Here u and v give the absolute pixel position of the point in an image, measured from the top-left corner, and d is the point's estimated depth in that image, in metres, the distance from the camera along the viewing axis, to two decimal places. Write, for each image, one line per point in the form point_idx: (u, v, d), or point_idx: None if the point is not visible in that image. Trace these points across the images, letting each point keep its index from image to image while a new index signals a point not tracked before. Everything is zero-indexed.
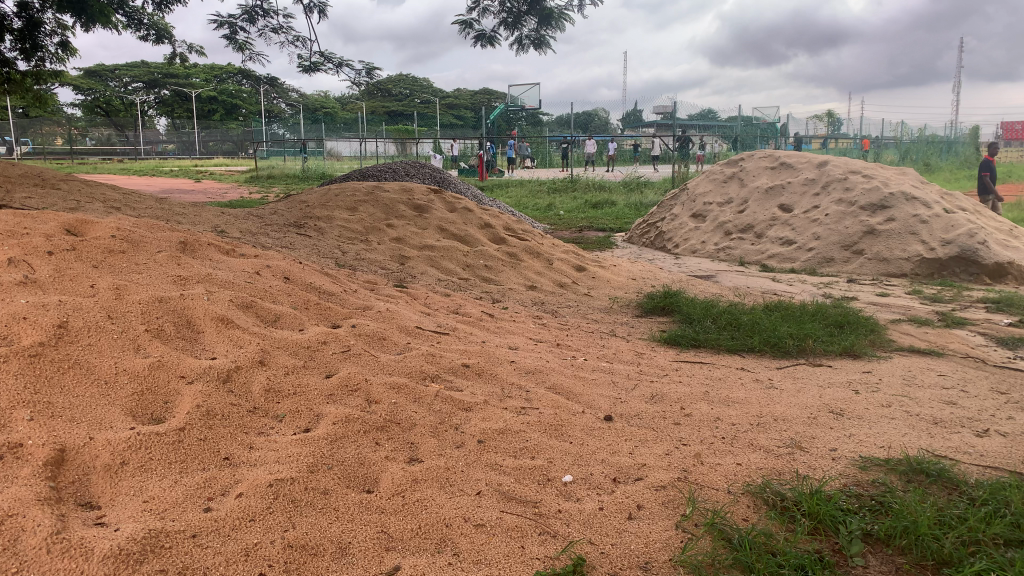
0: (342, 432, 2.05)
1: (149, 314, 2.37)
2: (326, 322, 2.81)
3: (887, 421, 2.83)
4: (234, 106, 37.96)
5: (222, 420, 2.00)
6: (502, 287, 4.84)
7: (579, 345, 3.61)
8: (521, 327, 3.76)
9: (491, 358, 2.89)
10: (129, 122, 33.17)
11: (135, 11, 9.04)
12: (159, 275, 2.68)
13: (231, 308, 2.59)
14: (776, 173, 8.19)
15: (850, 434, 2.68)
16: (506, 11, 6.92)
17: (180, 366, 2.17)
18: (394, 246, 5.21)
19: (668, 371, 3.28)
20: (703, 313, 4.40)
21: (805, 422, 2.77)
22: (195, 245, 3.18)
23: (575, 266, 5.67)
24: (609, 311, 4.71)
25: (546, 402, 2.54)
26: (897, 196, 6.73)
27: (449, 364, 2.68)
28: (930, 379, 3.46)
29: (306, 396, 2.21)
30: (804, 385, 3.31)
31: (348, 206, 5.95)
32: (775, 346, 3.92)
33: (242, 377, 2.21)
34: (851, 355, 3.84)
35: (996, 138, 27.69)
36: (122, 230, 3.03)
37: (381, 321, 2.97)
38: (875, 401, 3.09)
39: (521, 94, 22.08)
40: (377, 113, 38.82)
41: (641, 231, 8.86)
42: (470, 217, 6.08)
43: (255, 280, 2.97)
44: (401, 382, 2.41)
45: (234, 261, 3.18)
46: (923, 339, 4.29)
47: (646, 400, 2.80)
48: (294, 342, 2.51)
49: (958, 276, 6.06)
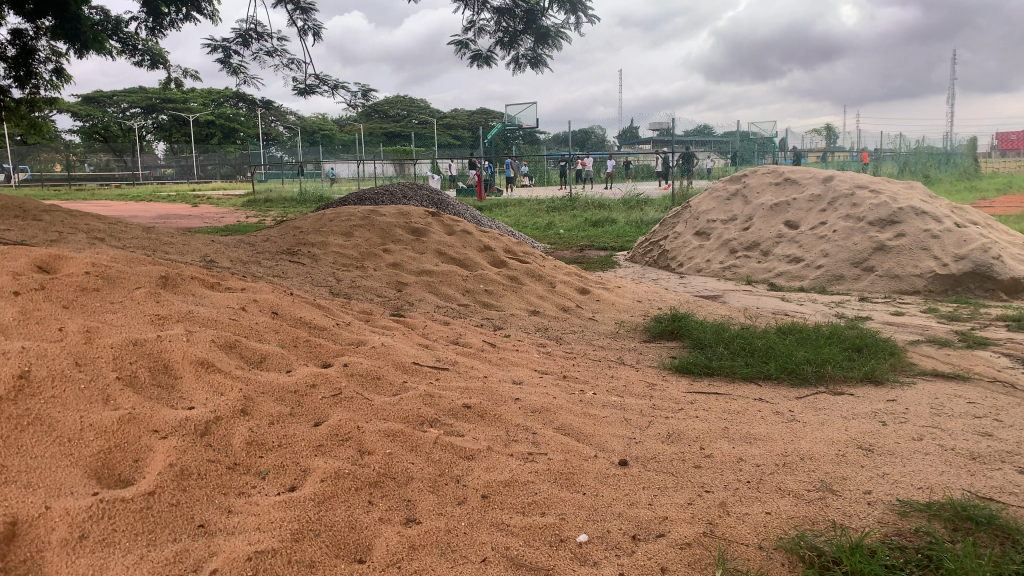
0: (332, 490, 1.85)
1: (121, 360, 2.17)
2: (315, 362, 2.61)
3: (921, 458, 2.63)
4: (231, 131, 38.02)
5: (198, 480, 1.80)
6: (504, 313, 4.65)
7: (587, 376, 3.41)
8: (524, 358, 3.56)
9: (494, 396, 2.69)
10: (127, 147, 33.15)
11: (129, 36, 8.91)
12: (135, 315, 2.48)
13: (213, 350, 2.40)
14: (780, 189, 8.02)
15: (884, 473, 2.48)
16: (502, 30, 6.80)
17: (152, 419, 1.97)
18: (391, 272, 5.02)
19: (682, 405, 3.08)
20: (714, 338, 4.22)
21: (834, 461, 2.57)
22: (177, 280, 2.99)
23: (579, 289, 5.48)
24: (615, 336, 4.51)
25: (555, 446, 2.34)
26: (907, 211, 6.56)
27: (449, 406, 2.48)
28: (960, 407, 3.26)
29: (293, 450, 2.01)
30: (827, 416, 3.11)
31: (343, 231, 5.77)
32: (793, 374, 3.72)
33: (221, 429, 2.01)
34: (873, 382, 3.65)
35: (992, 149, 27.64)
36: (99, 265, 2.84)
37: (375, 358, 2.77)
38: (905, 434, 2.89)
39: (519, 113, 22.04)
40: (375, 134, 38.83)
41: (643, 250, 8.68)
42: (469, 240, 5.89)
43: (240, 315, 2.78)
44: (396, 428, 2.21)
45: (219, 296, 2.98)
46: (946, 362, 4.09)
47: (662, 439, 2.59)
48: (280, 386, 2.31)
49: (973, 292, 5.88)
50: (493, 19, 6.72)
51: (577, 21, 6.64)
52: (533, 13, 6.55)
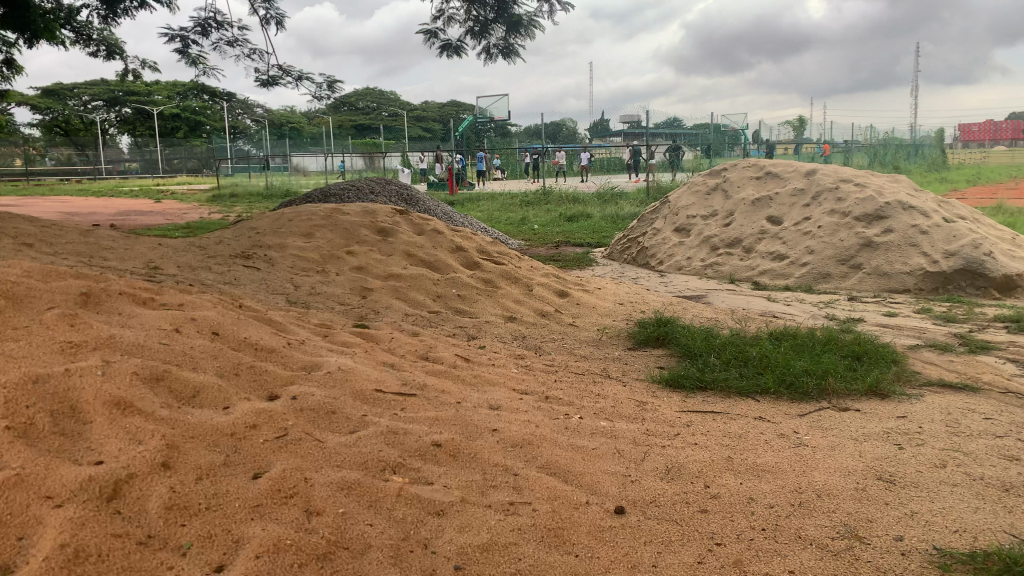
0: (269, 570, 1.50)
1: (15, 403, 1.79)
2: (260, 394, 2.24)
3: (950, 491, 2.33)
4: (196, 124, 37.19)
5: (97, 564, 1.42)
6: (477, 320, 4.30)
7: (571, 396, 3.06)
8: (501, 375, 3.21)
9: (469, 429, 2.34)
10: (87, 141, 32.13)
11: (83, 26, 8.42)
12: (42, 343, 2.10)
13: (134, 384, 2.01)
14: (762, 184, 7.76)
15: (913, 512, 2.17)
16: (472, 19, 6.43)
17: (46, 482, 1.59)
18: (354, 277, 4.65)
19: (679, 430, 2.76)
20: (706, 346, 3.91)
21: (855, 498, 2.25)
22: (101, 296, 2.59)
23: (557, 291, 5.14)
24: (598, 344, 4.18)
25: (540, 492, 2.00)
26: (894, 206, 6.33)
27: (417, 446, 2.12)
28: (977, 424, 2.99)
29: (226, 514, 1.65)
30: (837, 439, 2.80)
31: (303, 232, 5.37)
32: (792, 388, 3.43)
33: (135, 492, 1.64)
34: (878, 395, 3.37)
35: (956, 140, 27.73)
36: (6, 280, 2.44)
37: (331, 386, 2.40)
38: (927, 460, 2.59)
39: (490, 106, 21.66)
40: (342, 127, 38.15)
41: (621, 247, 8.36)
42: (440, 240, 5.52)
43: (173, 338, 2.39)
44: (351, 478, 1.86)
45: (151, 313, 2.59)
46: (951, 370, 3.82)
47: (661, 476, 2.27)
48: (214, 428, 1.94)
49: (965, 290, 5.67)
50: (462, 7, 6.34)
51: (550, 9, 6.30)
52: (504, 2, 6.22)
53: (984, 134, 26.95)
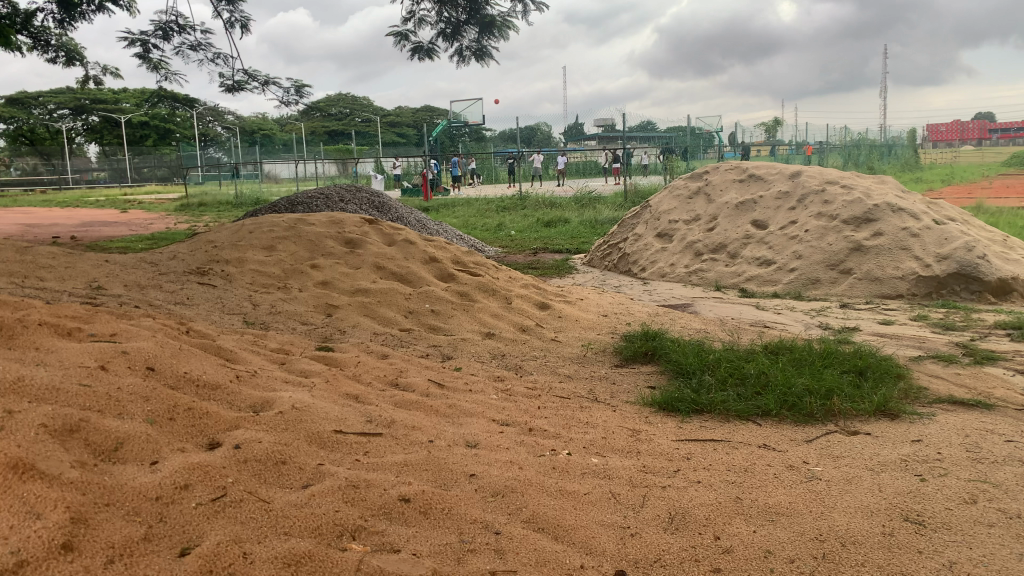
0: None
1: None
2: (197, 443, 1.93)
3: (988, 534, 2.07)
4: (167, 131, 36.50)
5: None
6: (453, 338, 4.00)
7: (557, 426, 2.76)
8: (480, 403, 2.91)
9: (442, 476, 2.04)
10: (54, 151, 31.30)
11: (39, 30, 8.00)
12: None
13: (40, 439, 1.67)
14: (745, 186, 7.54)
15: (951, 562, 1.90)
16: (444, 21, 6.13)
17: None
18: (319, 293, 4.33)
19: (679, 465, 2.47)
20: (699, 362, 3.63)
21: (883, 546, 1.98)
22: (14, 330, 2.25)
23: (537, 303, 4.84)
24: (583, 361, 3.89)
25: (526, 556, 1.70)
26: (883, 208, 6.13)
27: (381, 502, 1.82)
28: (1001, 448, 2.74)
29: None
30: (851, 470, 2.53)
31: (264, 245, 5.04)
32: (794, 409, 3.17)
33: None
34: (887, 416, 3.12)
35: (926, 140, 27.80)
36: None
37: (282, 429, 2.08)
38: (954, 494, 2.33)
39: (466, 110, 21.37)
40: (315, 134, 37.62)
41: (601, 253, 8.10)
42: (413, 250, 5.20)
43: (97, 378, 2.06)
44: (301, 551, 1.55)
45: (74, 347, 2.25)
46: (959, 384, 3.58)
47: (664, 527, 1.98)
48: (137, 491, 1.62)
49: (959, 294, 5.47)
50: (434, 9, 6.05)
51: (525, 9, 6.02)
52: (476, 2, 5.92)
53: (952, 134, 27.16)
